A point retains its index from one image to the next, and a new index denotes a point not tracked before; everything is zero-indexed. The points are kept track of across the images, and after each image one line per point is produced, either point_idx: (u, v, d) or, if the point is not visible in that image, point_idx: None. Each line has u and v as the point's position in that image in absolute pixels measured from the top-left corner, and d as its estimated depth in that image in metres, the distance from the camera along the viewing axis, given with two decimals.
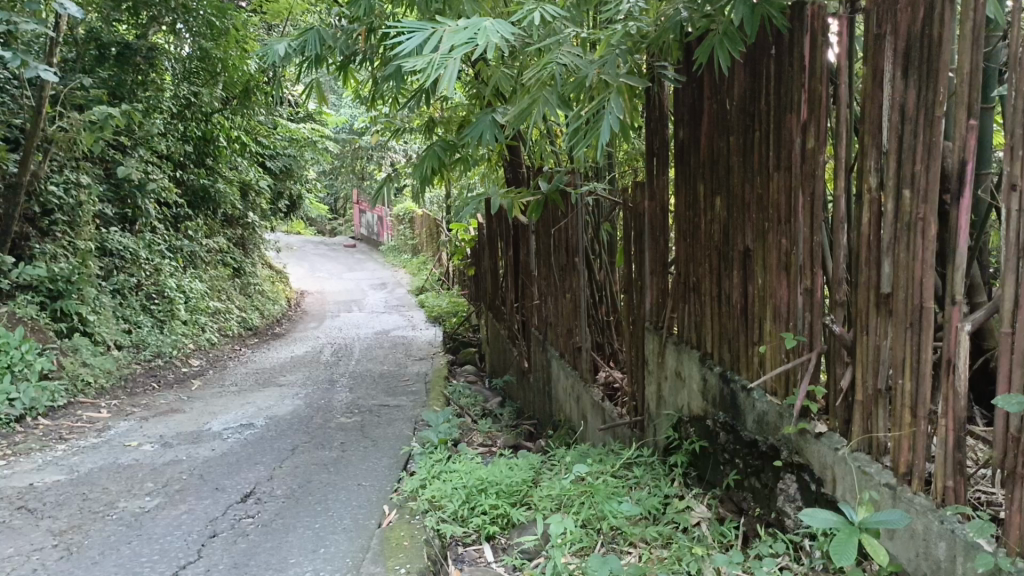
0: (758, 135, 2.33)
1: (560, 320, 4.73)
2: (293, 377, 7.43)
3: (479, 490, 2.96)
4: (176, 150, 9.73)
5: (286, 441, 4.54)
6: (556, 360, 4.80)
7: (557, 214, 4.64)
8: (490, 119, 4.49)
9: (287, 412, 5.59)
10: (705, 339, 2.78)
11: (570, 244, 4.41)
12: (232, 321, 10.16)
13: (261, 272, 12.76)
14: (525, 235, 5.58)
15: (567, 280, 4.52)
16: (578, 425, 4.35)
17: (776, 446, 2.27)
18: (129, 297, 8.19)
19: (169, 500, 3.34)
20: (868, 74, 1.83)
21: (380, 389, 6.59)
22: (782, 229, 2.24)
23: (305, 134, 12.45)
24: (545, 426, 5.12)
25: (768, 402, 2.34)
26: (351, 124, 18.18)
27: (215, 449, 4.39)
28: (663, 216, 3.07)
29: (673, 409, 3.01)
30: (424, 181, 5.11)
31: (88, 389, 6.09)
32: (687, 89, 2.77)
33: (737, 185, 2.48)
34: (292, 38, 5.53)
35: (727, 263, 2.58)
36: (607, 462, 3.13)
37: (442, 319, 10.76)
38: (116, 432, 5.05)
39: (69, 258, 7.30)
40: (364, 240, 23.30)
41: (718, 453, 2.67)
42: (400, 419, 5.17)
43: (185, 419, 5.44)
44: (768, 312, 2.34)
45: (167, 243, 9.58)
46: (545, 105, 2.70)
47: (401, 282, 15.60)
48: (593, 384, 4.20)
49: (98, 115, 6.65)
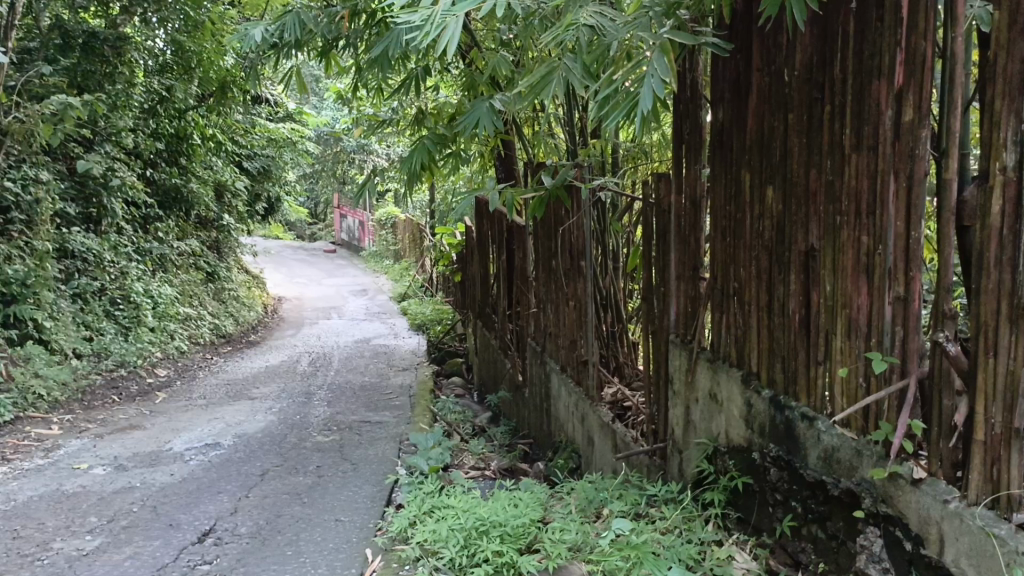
0: (828, 111, 1.92)
1: (561, 331, 4.29)
2: (267, 389, 6.93)
3: (480, 533, 2.50)
4: (146, 146, 9.20)
5: (256, 464, 4.06)
6: (556, 375, 4.37)
7: (559, 215, 4.22)
8: (487, 107, 4.07)
9: (258, 429, 5.09)
10: (749, 356, 2.36)
11: (575, 247, 3.98)
12: (204, 329, 9.62)
13: (237, 277, 12.20)
14: (522, 236, 5.14)
15: (571, 285, 4.10)
16: (583, 449, 3.90)
17: (853, 492, 1.86)
18: (91, 303, 7.65)
19: (113, 541, 2.85)
20: (1004, 21, 1.42)
21: (361, 403, 6.12)
22: (862, 224, 1.83)
23: (284, 134, 11.95)
24: (542, 447, 4.66)
25: (840, 437, 1.92)
26: (333, 125, 17.65)
27: (174, 474, 3.89)
28: (694, 212, 2.66)
29: (706, 435, 2.58)
30: (412, 178, 4.66)
31: (40, 402, 5.56)
32: (730, 60, 2.36)
33: (797, 171, 2.06)
34: (269, 21, 5.08)
35: (782, 266, 2.16)
36: (628, 498, 2.71)
37: (426, 327, 10.31)
38: (66, 453, 4.53)
39: (25, 259, 6.76)
40: (345, 245, 22.76)
41: (767, 493, 2.25)
42: (383, 439, 4.71)
43: (145, 437, 4.94)
44: (841, 325, 1.92)
45: (134, 246, 9.07)
46: (567, 74, 2.39)
47: (382, 288, 15.11)
48: (600, 403, 3.77)
49: (56, 104, 6.16)
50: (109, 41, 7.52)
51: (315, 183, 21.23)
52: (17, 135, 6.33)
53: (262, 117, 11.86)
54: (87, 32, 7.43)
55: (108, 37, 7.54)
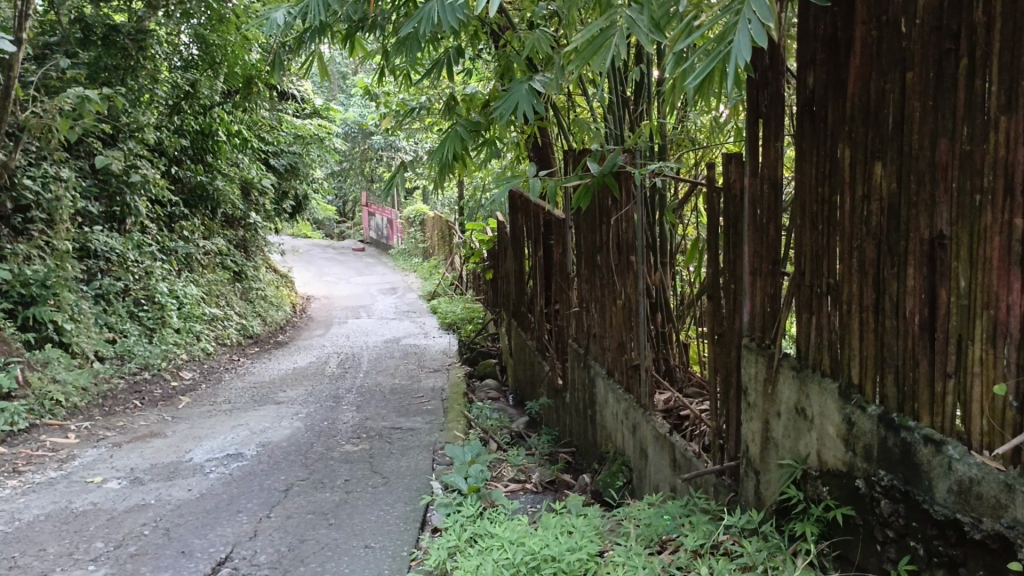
0: (965, 65, 1.55)
1: (608, 332, 3.94)
2: (293, 392, 6.66)
3: (530, 570, 2.17)
4: (171, 143, 8.96)
5: (280, 478, 3.77)
6: (602, 379, 4.03)
7: (605, 205, 3.87)
8: (526, 89, 3.72)
9: (283, 437, 4.80)
10: (847, 364, 2.00)
11: (623, 240, 3.63)
12: (231, 329, 9.39)
13: (265, 276, 11.99)
14: (561, 229, 4.80)
15: (619, 281, 3.76)
16: (635, 461, 3.54)
17: (1008, 539, 1.50)
18: (115, 304, 7.44)
19: (117, 572, 2.56)
20: None
21: (391, 407, 5.82)
22: (1014, 204, 1.47)
23: (311, 131, 11.69)
24: (587, 456, 4.31)
25: (982, 467, 1.57)
26: (360, 122, 17.40)
27: (191, 490, 3.60)
28: (774, 196, 2.30)
29: (791, 455, 2.22)
30: (444, 169, 4.33)
31: (57, 409, 5.33)
32: (825, 13, 1.99)
33: (916, 141, 1.70)
34: (290, 4, 4.78)
35: (894, 257, 1.80)
36: (699, 528, 2.34)
37: (457, 327, 10.01)
38: (80, 465, 4.27)
39: (44, 260, 6.55)
40: (373, 244, 22.52)
41: (875, 528, 1.90)
42: (415, 448, 4.41)
43: (164, 446, 4.68)
44: (982, 329, 1.57)
45: (158, 245, 8.87)
46: (630, 26, 2.10)
47: (411, 287, 14.83)
48: (655, 412, 3.42)
49: (73, 97, 5.92)
50: (129, 33, 7.26)
51: (343, 181, 21.02)
52: (35, 130, 6.12)
53: (289, 114, 11.60)
54: (108, 25, 7.17)
55: (129, 29, 7.28)
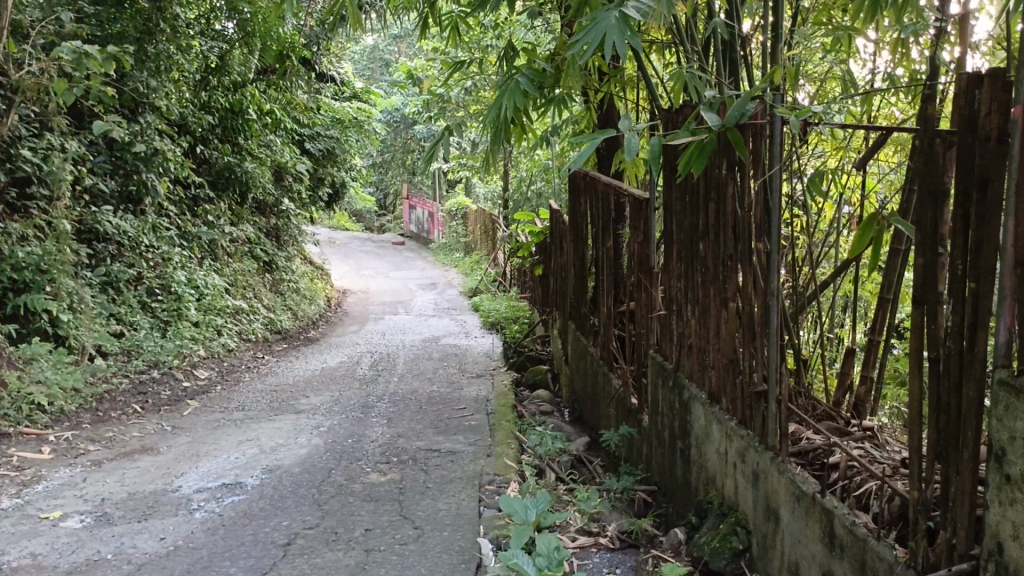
0: None
1: (713, 345, 2.99)
2: (317, 399, 5.79)
3: None
4: (196, 119, 8.17)
5: (280, 523, 2.91)
6: (701, 405, 3.08)
7: (716, 177, 2.90)
8: (616, 18, 2.73)
9: (296, 460, 3.93)
10: None
11: (745, 220, 2.67)
12: (256, 324, 8.58)
13: (299, 266, 11.18)
14: (640, 212, 3.86)
15: (734, 276, 2.79)
16: (757, 523, 2.59)
17: None
18: (124, 293, 6.71)
19: None
20: None
21: (429, 422, 4.92)
22: None
23: (349, 114, 10.84)
24: (674, 501, 3.38)
25: None
26: (403, 110, 16.54)
27: (162, 539, 2.75)
28: None
29: None
30: (501, 131, 3.35)
31: (37, 415, 4.55)
32: None
33: None
34: None
35: None
36: None
37: (501, 326, 9.12)
38: (43, 491, 3.45)
39: (41, 241, 5.72)
40: (413, 238, 21.62)
41: None
42: (457, 481, 3.50)
43: (150, 468, 3.83)
44: None
45: (178, 229, 8.09)
46: None
47: (452, 282, 13.93)
48: (789, 460, 2.46)
49: (68, 52, 5.12)
50: None
51: (385, 172, 20.22)
52: (30, 93, 5.31)
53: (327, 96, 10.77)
54: None
55: None
